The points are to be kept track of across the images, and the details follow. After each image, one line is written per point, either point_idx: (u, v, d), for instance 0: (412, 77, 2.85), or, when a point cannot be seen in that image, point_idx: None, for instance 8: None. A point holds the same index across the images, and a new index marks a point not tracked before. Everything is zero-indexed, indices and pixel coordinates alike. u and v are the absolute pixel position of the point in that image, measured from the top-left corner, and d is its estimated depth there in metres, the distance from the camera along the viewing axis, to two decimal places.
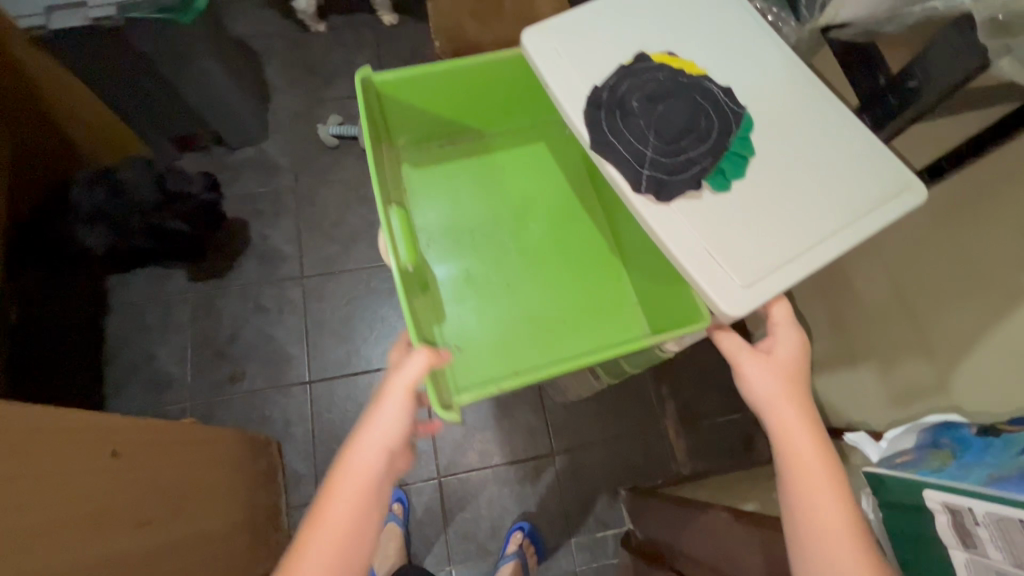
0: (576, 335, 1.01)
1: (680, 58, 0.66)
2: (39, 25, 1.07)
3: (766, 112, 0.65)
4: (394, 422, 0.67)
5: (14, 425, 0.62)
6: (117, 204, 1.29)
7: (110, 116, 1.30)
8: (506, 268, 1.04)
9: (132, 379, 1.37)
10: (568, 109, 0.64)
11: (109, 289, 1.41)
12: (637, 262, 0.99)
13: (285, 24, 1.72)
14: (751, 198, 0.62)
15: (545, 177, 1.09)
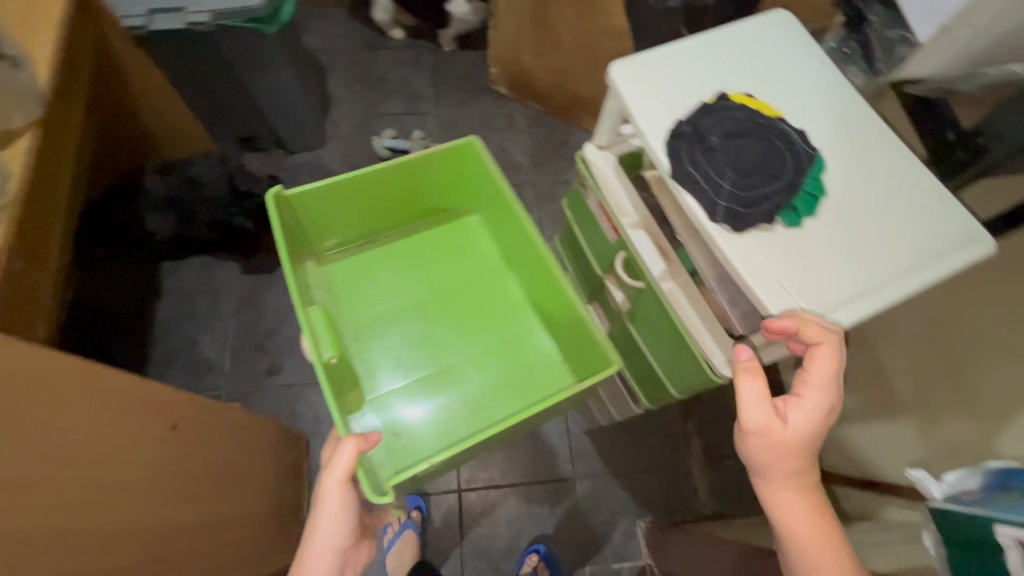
0: (502, 401, 1.01)
1: (758, 99, 0.60)
2: (140, 25, 1.13)
3: (837, 150, 0.60)
4: (337, 515, 0.69)
5: (92, 385, 0.67)
6: (187, 195, 1.37)
7: (187, 115, 1.39)
8: (426, 344, 1.05)
9: (173, 361, 1.41)
10: (645, 136, 0.58)
11: (162, 274, 1.48)
12: (554, 321, 1.02)
13: (350, 41, 1.82)
14: (828, 233, 0.56)
15: (460, 251, 1.12)
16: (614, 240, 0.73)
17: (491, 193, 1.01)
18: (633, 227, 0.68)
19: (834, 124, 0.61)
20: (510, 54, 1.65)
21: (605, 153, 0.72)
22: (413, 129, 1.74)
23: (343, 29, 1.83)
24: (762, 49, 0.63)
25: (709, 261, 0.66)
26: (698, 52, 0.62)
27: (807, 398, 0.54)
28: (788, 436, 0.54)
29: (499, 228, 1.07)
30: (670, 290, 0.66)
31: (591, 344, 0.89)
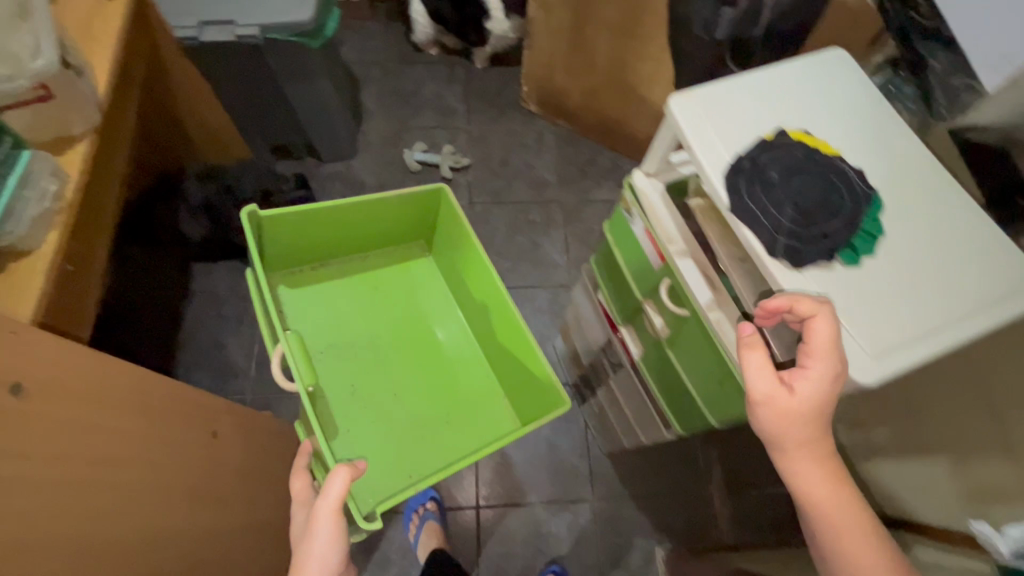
0: (444, 442, 1.01)
1: (818, 137, 0.57)
2: (191, 36, 1.18)
3: (892, 185, 0.56)
4: (333, 551, 0.66)
5: (144, 390, 0.67)
6: (221, 198, 1.38)
7: (227, 125, 1.40)
8: (373, 378, 1.03)
9: (201, 364, 1.43)
10: (706, 168, 0.55)
11: (193, 276, 1.50)
12: (500, 365, 1.03)
13: (385, 55, 1.86)
14: (882, 272, 0.52)
15: (414, 288, 1.12)
16: (660, 266, 0.71)
17: (451, 238, 1.03)
18: (680, 255, 0.67)
19: (888, 162, 0.57)
20: (542, 73, 1.67)
21: (655, 180, 0.71)
22: (443, 142, 1.76)
23: (377, 42, 1.87)
24: (819, 87, 0.60)
25: (753, 290, 0.64)
26: (758, 89, 0.59)
27: (815, 366, 0.48)
28: (796, 414, 0.49)
29: (456, 270, 1.08)
30: (716, 321, 0.64)
31: (541, 391, 0.91)
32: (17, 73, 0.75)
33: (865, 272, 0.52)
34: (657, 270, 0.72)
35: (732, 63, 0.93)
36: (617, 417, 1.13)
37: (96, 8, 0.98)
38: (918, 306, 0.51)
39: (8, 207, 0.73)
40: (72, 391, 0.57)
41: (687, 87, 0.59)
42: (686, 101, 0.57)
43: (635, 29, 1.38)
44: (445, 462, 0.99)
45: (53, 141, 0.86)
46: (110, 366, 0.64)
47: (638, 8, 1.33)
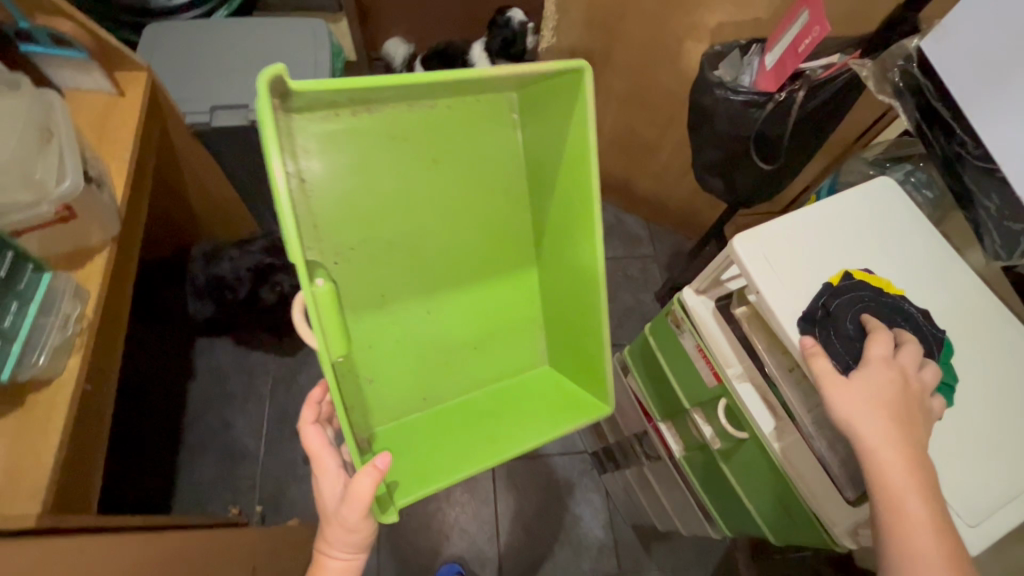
0: (471, 375, 0.81)
1: (878, 277, 0.60)
2: (203, 122, 1.15)
3: (959, 331, 0.59)
4: (359, 538, 0.62)
5: (174, 558, 0.63)
6: (212, 282, 1.31)
7: (229, 194, 1.36)
8: (406, 278, 0.74)
9: (207, 449, 1.34)
10: (779, 321, 0.58)
11: (196, 352, 1.43)
12: (558, 304, 0.80)
13: None
14: (965, 428, 0.55)
15: (483, 151, 0.73)
16: (715, 385, 0.74)
17: (554, 143, 0.69)
18: (738, 378, 0.70)
19: (948, 305, 0.60)
20: None
21: (705, 298, 0.76)
22: None
23: None
24: (877, 222, 0.63)
25: (805, 404, 0.65)
26: (816, 227, 0.62)
27: (875, 372, 0.52)
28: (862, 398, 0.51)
29: (555, 169, 0.70)
30: (781, 451, 0.66)
31: (594, 364, 0.74)
32: (41, 198, 0.72)
33: (948, 427, 0.55)
34: (711, 389, 0.75)
35: (759, 159, 0.95)
36: (649, 497, 1.13)
37: (110, 107, 0.96)
38: (1003, 467, 0.54)
39: (27, 338, 0.69)
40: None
41: (750, 227, 0.62)
42: (748, 241, 0.60)
43: (641, 98, 1.37)
44: (469, 399, 0.81)
45: (70, 254, 0.82)
46: (132, 549, 0.60)
47: (645, 79, 1.32)
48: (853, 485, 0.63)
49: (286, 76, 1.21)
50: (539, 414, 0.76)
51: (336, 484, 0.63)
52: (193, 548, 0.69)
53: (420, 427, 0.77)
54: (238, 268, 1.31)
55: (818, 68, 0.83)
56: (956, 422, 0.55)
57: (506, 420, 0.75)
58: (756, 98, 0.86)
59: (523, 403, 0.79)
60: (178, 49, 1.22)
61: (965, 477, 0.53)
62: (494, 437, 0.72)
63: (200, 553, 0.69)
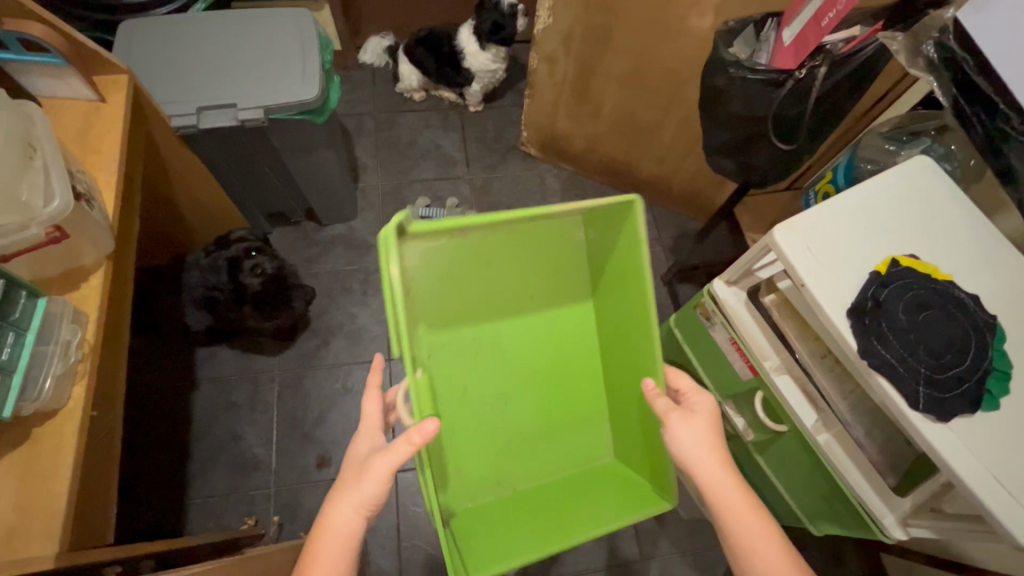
0: (544, 463, 0.86)
1: (924, 262, 0.58)
2: (190, 125, 1.09)
3: (1007, 315, 0.58)
4: (371, 499, 0.66)
5: None
6: (197, 282, 1.26)
7: (220, 195, 1.30)
8: (487, 377, 0.84)
9: (217, 461, 1.31)
10: (826, 313, 0.56)
11: (197, 362, 1.39)
12: (624, 393, 0.85)
13: (376, 104, 1.78)
14: (1021, 416, 0.54)
15: (556, 265, 0.85)
16: (750, 377, 0.76)
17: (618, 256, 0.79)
18: (776, 372, 0.71)
19: (992, 287, 0.59)
20: (544, 119, 1.60)
21: (735, 289, 0.76)
22: (446, 195, 1.68)
23: (367, 93, 1.79)
24: (917, 204, 0.61)
25: (840, 392, 0.68)
26: (858, 212, 0.60)
27: (699, 397, 0.70)
28: (696, 418, 0.68)
29: (616, 272, 0.80)
30: (825, 443, 0.67)
31: (661, 460, 0.77)
32: (30, 220, 0.68)
33: (1004, 416, 0.54)
34: (746, 380, 0.77)
35: (777, 140, 0.92)
36: None
37: (91, 114, 0.90)
38: None
39: (27, 369, 0.65)
40: None
41: (787, 217, 0.60)
42: (789, 232, 0.58)
43: (643, 80, 1.32)
44: (540, 485, 0.86)
45: (64, 275, 0.78)
46: None
47: (647, 59, 1.27)
48: (892, 472, 0.67)
49: (276, 71, 1.15)
50: (604, 500, 0.80)
51: (372, 440, 0.73)
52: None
53: (493, 518, 0.80)
54: (216, 261, 1.26)
55: (838, 41, 0.79)
56: (1013, 411, 0.54)
57: (574, 511, 0.79)
58: (773, 76, 0.83)
59: (590, 492, 0.83)
60: (158, 50, 1.15)
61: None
62: (564, 519, 0.77)
63: None
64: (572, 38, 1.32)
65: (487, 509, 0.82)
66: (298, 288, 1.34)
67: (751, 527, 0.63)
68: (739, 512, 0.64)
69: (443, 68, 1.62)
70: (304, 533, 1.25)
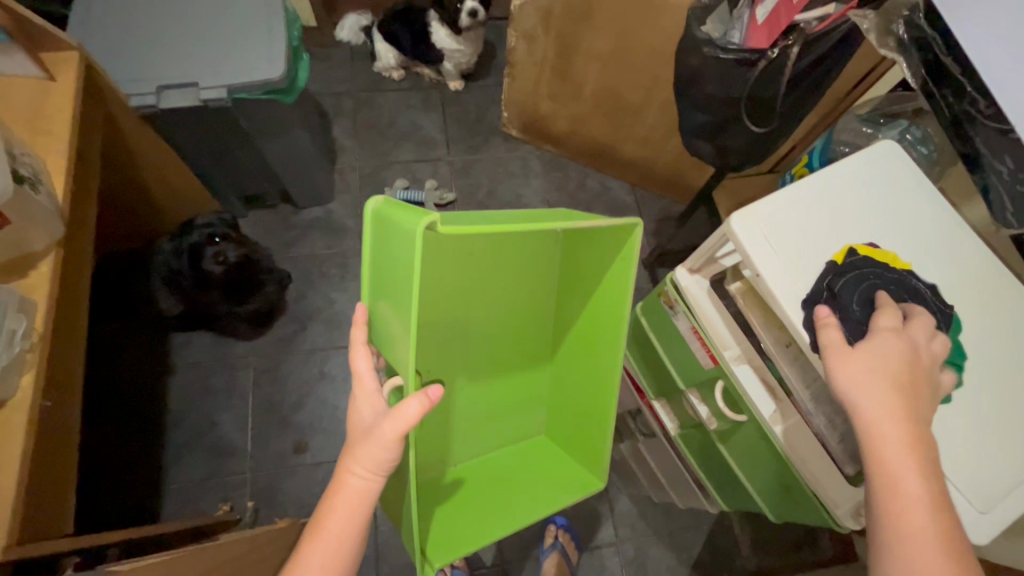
0: (489, 436, 0.99)
1: (883, 252, 0.61)
2: (151, 104, 1.05)
3: (966, 310, 0.60)
4: (382, 461, 0.63)
5: None
6: (162, 264, 1.23)
7: (187, 175, 1.26)
8: (453, 356, 0.94)
9: (193, 447, 1.30)
10: (781, 306, 0.59)
11: (172, 349, 1.37)
12: (562, 390, 0.99)
13: (355, 83, 1.73)
14: (975, 410, 0.57)
15: (526, 260, 0.93)
16: (711, 367, 0.76)
17: (591, 267, 0.86)
18: (737, 362, 0.72)
19: (950, 278, 0.61)
20: (526, 100, 1.56)
21: (699, 277, 0.76)
22: (426, 177, 1.64)
23: (345, 71, 1.74)
24: (875, 192, 0.64)
25: (802, 380, 0.68)
26: (821, 201, 0.63)
27: (880, 340, 0.53)
28: (872, 359, 0.52)
29: (583, 280, 0.89)
30: (782, 433, 0.68)
31: (594, 444, 0.90)
32: None
33: (956, 412, 0.57)
34: (708, 370, 0.77)
35: (750, 123, 0.90)
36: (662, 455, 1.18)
37: (42, 93, 0.86)
38: (1013, 456, 0.56)
39: None
40: None
41: (746, 205, 0.62)
42: (745, 221, 0.61)
43: (625, 60, 1.28)
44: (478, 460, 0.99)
45: (11, 263, 0.75)
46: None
47: (629, 36, 1.22)
48: (852, 460, 0.66)
49: (239, 47, 1.11)
50: (543, 479, 0.93)
51: (375, 404, 0.66)
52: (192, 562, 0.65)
53: (440, 487, 0.93)
54: (179, 246, 1.23)
55: (812, 19, 0.75)
56: (965, 407, 0.57)
57: (514, 486, 0.92)
58: (747, 56, 0.81)
59: (527, 470, 0.96)
60: (117, 25, 1.10)
61: (972, 462, 0.55)
62: (507, 497, 0.89)
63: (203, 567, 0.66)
64: (552, 15, 1.28)
65: (436, 476, 0.94)
66: (268, 273, 1.33)
67: (908, 502, 0.48)
68: (898, 472, 0.49)
69: (419, 47, 1.59)
70: (280, 518, 1.25)
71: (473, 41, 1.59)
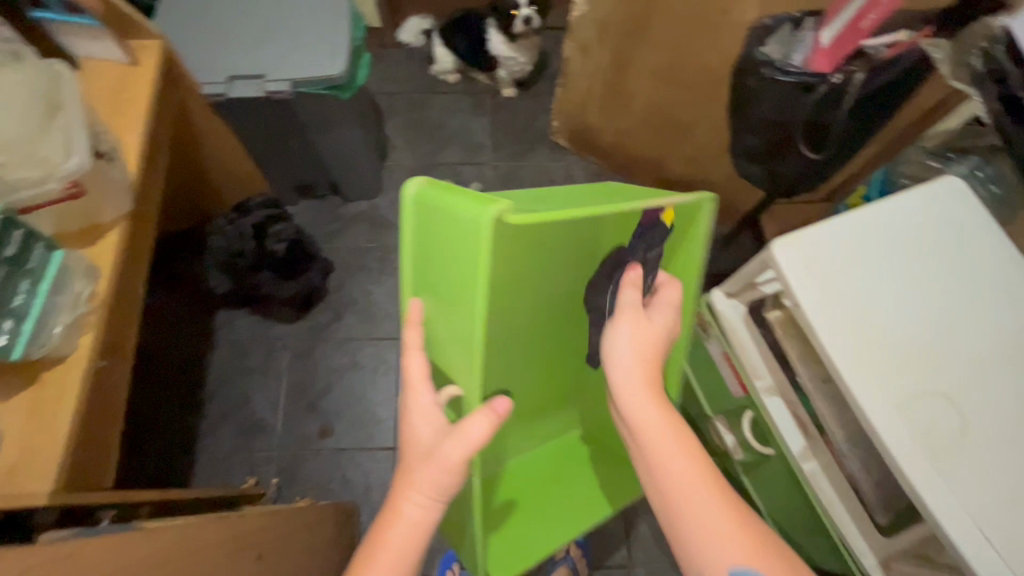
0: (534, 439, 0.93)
1: (926, 291, 0.59)
2: (220, 93, 1.12)
3: (1012, 359, 0.57)
4: (443, 487, 0.60)
5: (199, 542, 0.62)
6: (222, 247, 1.30)
7: (242, 155, 1.31)
8: None
9: (225, 420, 1.36)
10: (815, 337, 0.57)
11: (216, 325, 1.44)
12: None
13: (410, 84, 1.78)
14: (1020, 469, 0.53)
15: None
16: (741, 396, 0.77)
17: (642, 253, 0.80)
18: (769, 396, 0.71)
19: (1000, 324, 0.59)
20: (575, 110, 1.56)
21: (735, 302, 0.75)
22: (470, 180, 1.67)
23: (402, 72, 1.79)
24: (928, 229, 0.62)
25: (838, 420, 0.66)
26: (868, 232, 0.61)
27: (657, 313, 0.64)
28: (646, 338, 0.60)
29: None
30: (810, 472, 0.67)
31: None
32: (48, 174, 0.71)
33: (996, 467, 0.53)
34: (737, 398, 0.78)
35: (805, 147, 0.88)
36: None
37: (124, 77, 0.93)
38: None
39: (38, 322, 0.69)
40: (136, 553, 0.52)
41: (790, 231, 0.61)
42: (788, 246, 0.60)
43: (679, 76, 1.26)
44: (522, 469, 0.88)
45: (81, 231, 0.82)
46: (166, 538, 0.58)
47: (682, 54, 1.20)
48: (884, 509, 0.65)
49: (303, 43, 1.16)
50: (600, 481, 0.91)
51: (432, 420, 0.62)
52: (223, 527, 0.68)
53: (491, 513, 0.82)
54: (241, 229, 1.31)
55: (881, 45, 0.75)
56: (1008, 462, 0.53)
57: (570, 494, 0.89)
58: (808, 80, 0.78)
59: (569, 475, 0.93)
60: (195, 18, 1.18)
61: (1013, 523, 0.51)
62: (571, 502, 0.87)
63: (230, 534, 0.68)
64: (608, 27, 1.28)
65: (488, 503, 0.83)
66: (315, 260, 1.38)
67: (671, 464, 0.56)
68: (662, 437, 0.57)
69: (475, 53, 1.62)
70: (300, 498, 1.29)
71: (529, 50, 1.60)
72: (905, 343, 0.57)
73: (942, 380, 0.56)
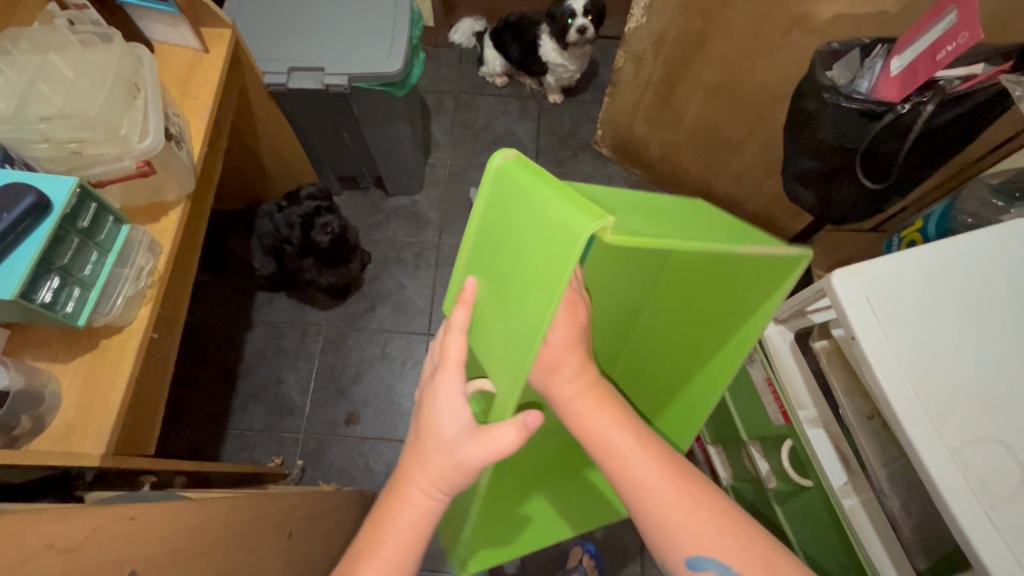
0: None
1: (992, 336, 0.58)
2: (280, 83, 1.15)
3: None
4: (451, 482, 0.56)
5: (240, 515, 0.64)
6: (270, 233, 1.32)
7: (294, 143, 1.34)
8: None
9: (257, 398, 1.40)
10: (870, 370, 0.56)
11: (255, 306, 1.49)
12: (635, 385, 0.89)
13: (458, 84, 1.80)
14: None
15: None
16: (782, 424, 0.77)
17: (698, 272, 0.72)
18: (811, 426, 0.72)
19: None
20: (622, 121, 1.56)
21: (784, 329, 0.79)
22: None
23: (452, 72, 1.82)
24: (1000, 273, 0.60)
25: (880, 457, 0.66)
26: (934, 271, 0.60)
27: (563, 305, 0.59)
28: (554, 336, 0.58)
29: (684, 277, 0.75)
30: (850, 507, 0.67)
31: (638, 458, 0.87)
32: (125, 152, 0.75)
33: None
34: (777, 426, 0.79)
35: (864, 178, 0.86)
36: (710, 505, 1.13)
37: (195, 63, 0.97)
38: None
39: (102, 289, 0.73)
40: (186, 519, 0.55)
41: (852, 263, 0.61)
42: (848, 277, 0.59)
43: (734, 94, 1.24)
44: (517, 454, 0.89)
45: (147, 207, 0.85)
46: (213, 509, 0.60)
47: (739, 72, 1.19)
48: (923, 553, 0.63)
49: (363, 40, 1.19)
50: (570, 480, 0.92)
51: (457, 414, 0.56)
52: (262, 502, 0.70)
53: (513, 516, 0.85)
54: (289, 217, 1.32)
55: (955, 78, 0.74)
56: None
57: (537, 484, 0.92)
58: (873, 108, 0.77)
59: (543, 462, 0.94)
60: (263, 10, 1.22)
61: None
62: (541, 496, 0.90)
63: (267, 510, 0.70)
64: (665, 40, 1.28)
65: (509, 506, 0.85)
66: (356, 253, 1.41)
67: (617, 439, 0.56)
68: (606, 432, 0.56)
69: (526, 57, 1.63)
70: (323, 482, 1.32)
71: (580, 57, 1.60)
72: (966, 386, 0.56)
73: (1004, 427, 0.54)
